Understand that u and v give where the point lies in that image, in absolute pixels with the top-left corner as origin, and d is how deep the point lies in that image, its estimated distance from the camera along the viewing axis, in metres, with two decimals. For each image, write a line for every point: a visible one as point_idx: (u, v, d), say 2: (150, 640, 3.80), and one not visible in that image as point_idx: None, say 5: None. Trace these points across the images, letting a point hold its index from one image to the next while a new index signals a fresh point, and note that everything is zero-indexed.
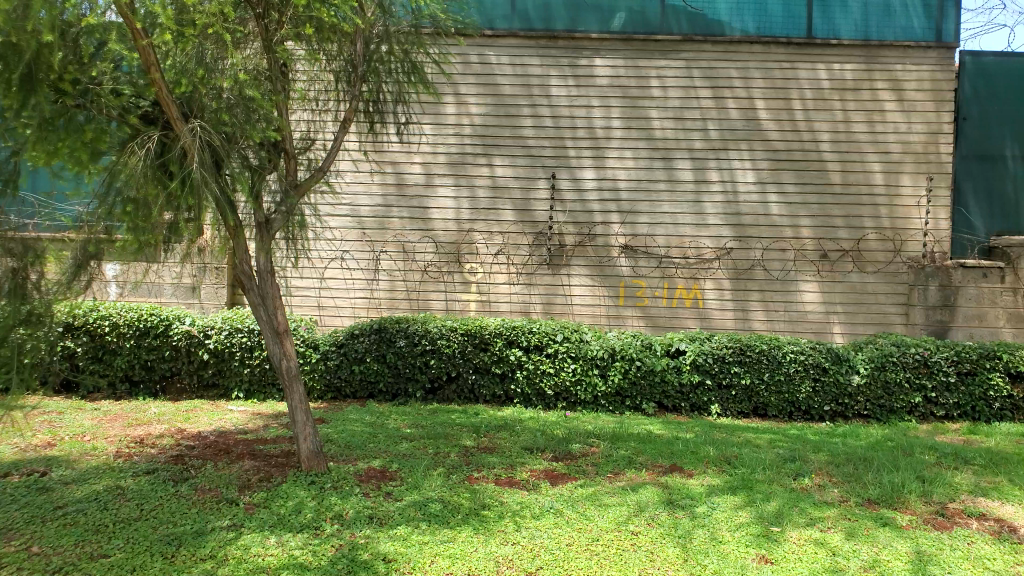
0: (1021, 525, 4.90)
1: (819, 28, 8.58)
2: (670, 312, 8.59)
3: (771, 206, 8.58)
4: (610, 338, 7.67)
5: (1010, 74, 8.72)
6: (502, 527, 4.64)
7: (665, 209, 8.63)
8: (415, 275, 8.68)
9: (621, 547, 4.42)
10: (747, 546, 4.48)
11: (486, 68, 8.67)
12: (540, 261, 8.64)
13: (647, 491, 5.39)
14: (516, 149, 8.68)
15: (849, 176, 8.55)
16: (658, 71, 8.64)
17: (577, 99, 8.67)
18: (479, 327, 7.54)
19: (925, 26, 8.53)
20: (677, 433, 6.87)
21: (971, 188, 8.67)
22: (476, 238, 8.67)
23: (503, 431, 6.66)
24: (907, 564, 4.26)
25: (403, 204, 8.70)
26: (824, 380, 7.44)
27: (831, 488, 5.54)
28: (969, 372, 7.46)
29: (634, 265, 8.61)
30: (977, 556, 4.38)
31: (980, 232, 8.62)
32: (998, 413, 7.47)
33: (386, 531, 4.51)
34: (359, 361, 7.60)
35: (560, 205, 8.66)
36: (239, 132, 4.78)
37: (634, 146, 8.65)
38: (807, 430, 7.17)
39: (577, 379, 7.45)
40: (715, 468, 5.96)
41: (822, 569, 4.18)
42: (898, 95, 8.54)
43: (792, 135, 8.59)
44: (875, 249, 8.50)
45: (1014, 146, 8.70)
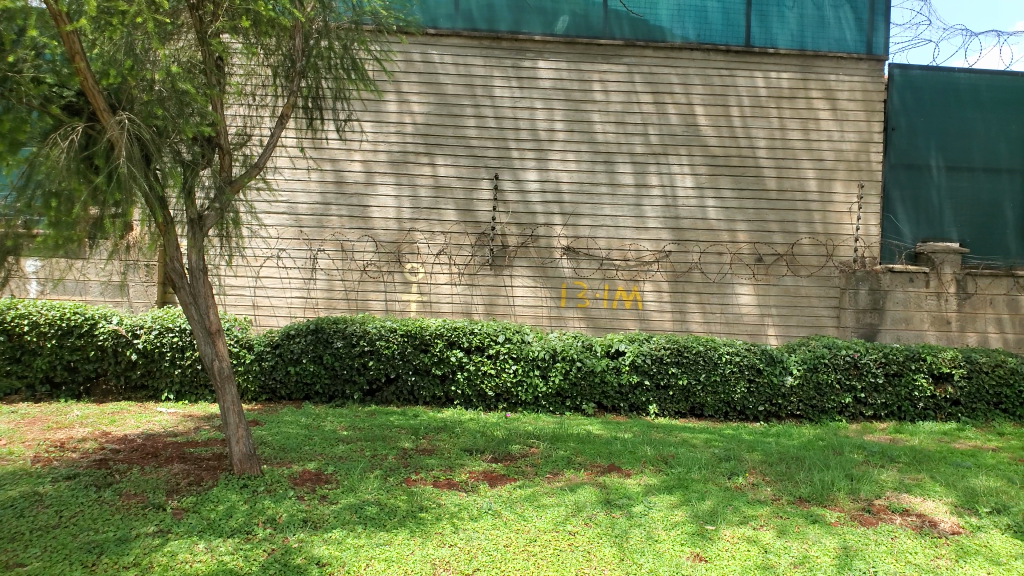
0: (942, 520, 5.09)
1: (756, 37, 8.79)
2: (611, 313, 8.68)
3: (708, 210, 8.75)
4: (550, 339, 7.71)
5: (936, 87, 9.06)
6: (439, 530, 4.61)
7: (607, 212, 8.71)
8: (354, 274, 8.58)
9: (559, 547, 4.44)
10: (682, 545, 4.54)
11: (429, 68, 8.62)
12: (482, 261, 8.63)
13: (585, 490, 5.44)
14: (458, 149, 8.65)
15: (784, 182, 8.77)
16: (600, 75, 8.72)
17: (521, 100, 8.68)
18: (419, 328, 7.48)
19: (856, 39, 8.82)
20: (616, 433, 6.94)
21: (899, 196, 8.97)
22: (418, 237, 8.61)
23: (443, 433, 6.62)
24: (834, 559, 4.38)
25: (343, 202, 8.57)
26: (758, 381, 7.61)
27: (763, 487, 5.67)
28: (896, 373, 7.73)
29: (575, 266, 8.68)
30: (901, 550, 4.54)
31: (908, 238, 8.92)
32: (922, 412, 7.77)
33: (320, 535, 4.44)
34: (295, 362, 7.47)
35: (502, 206, 8.66)
36: (171, 127, 4.63)
37: (577, 149, 8.71)
38: (741, 430, 7.33)
39: (518, 380, 7.45)
40: (652, 468, 6.04)
41: (754, 566, 4.27)
42: (832, 104, 8.79)
43: (730, 141, 8.77)
44: (808, 254, 8.74)
45: (939, 156, 9.03)
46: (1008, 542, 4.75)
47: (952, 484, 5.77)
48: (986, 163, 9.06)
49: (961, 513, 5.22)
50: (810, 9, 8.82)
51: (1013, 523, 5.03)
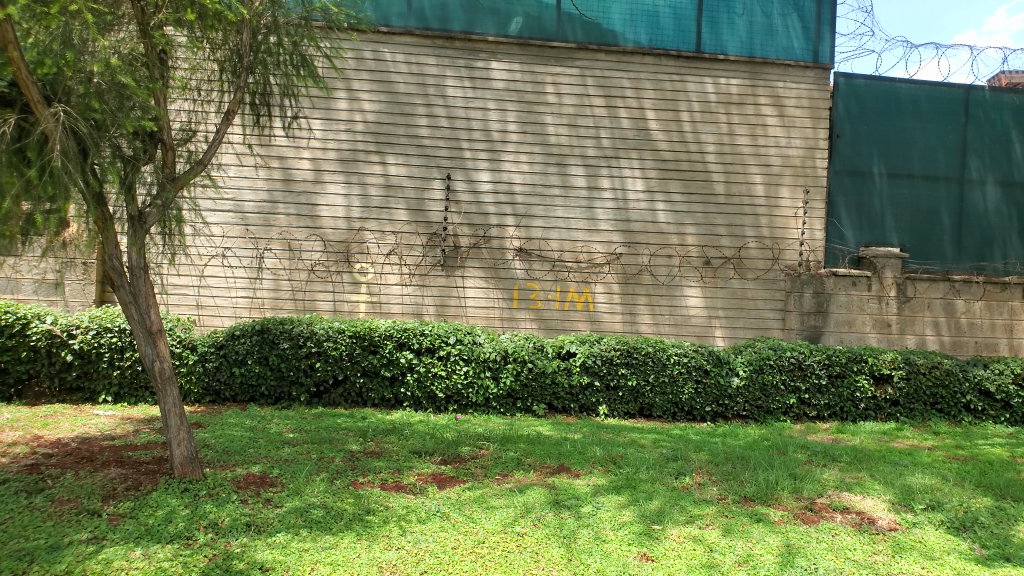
0: (880, 517, 5.24)
1: (707, 43, 8.92)
2: (562, 314, 8.72)
3: (658, 214, 8.85)
4: (502, 340, 7.71)
5: (879, 96, 9.30)
6: (386, 533, 4.56)
7: (559, 214, 8.74)
8: (302, 274, 8.45)
9: (507, 549, 4.43)
10: (629, 545, 4.58)
11: (380, 66, 8.54)
12: (433, 262, 8.59)
13: (534, 491, 5.45)
14: (410, 148, 8.60)
15: (732, 187, 8.93)
16: (553, 78, 8.74)
17: (473, 101, 8.66)
18: (368, 329, 7.40)
19: (803, 47, 9.02)
20: (565, 434, 6.98)
21: (843, 202, 9.18)
22: (368, 237, 8.53)
23: (391, 435, 6.56)
24: (777, 557, 4.46)
25: (291, 200, 8.44)
26: (705, 382, 7.73)
27: (709, 487, 5.75)
28: (839, 375, 7.92)
29: (527, 267, 8.70)
30: (840, 547, 4.65)
31: (851, 243, 9.15)
32: (863, 412, 7.98)
33: (264, 539, 4.35)
34: (240, 363, 7.33)
35: (454, 206, 8.63)
36: (110, 121, 4.51)
37: (530, 150, 8.72)
38: (689, 430, 7.42)
39: (469, 382, 7.43)
40: (600, 468, 6.08)
41: (699, 565, 4.33)
42: (779, 111, 8.99)
43: (680, 146, 8.89)
44: (755, 257, 8.92)
45: (881, 164, 9.28)
46: (941, 538, 4.90)
47: (890, 482, 5.93)
48: (925, 171, 9.35)
49: (898, 510, 5.37)
50: (759, 17, 8.96)
51: (947, 519, 5.19)
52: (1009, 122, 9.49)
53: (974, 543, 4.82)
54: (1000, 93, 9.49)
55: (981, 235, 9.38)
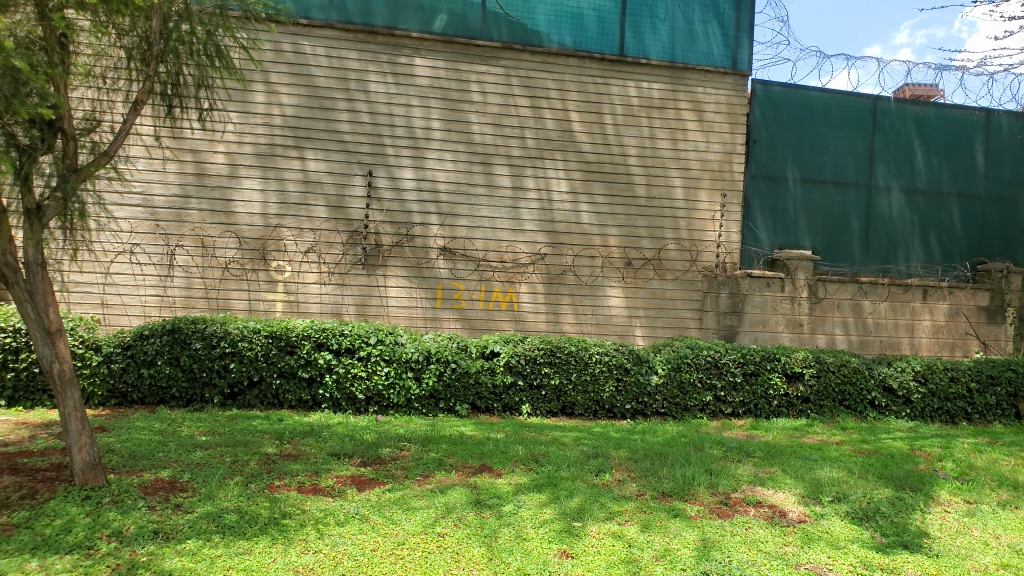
0: (791, 510, 5.43)
1: (630, 46, 9.06)
2: (486, 314, 8.71)
3: (582, 214, 8.95)
4: (424, 340, 7.64)
5: (793, 104, 9.65)
6: (303, 537, 4.45)
7: (483, 213, 8.73)
8: (215, 272, 8.18)
9: (427, 549, 4.39)
10: (550, 542, 4.60)
11: (300, 59, 8.34)
12: (354, 260, 8.45)
13: (456, 491, 5.42)
14: (330, 143, 8.43)
15: (653, 190, 9.12)
16: (477, 76, 8.72)
17: (397, 97, 8.56)
18: (285, 329, 7.21)
19: (722, 54, 9.26)
20: (488, 433, 6.97)
21: (758, 206, 9.50)
22: (285, 234, 8.32)
23: (309, 438, 6.42)
24: (693, 551, 4.56)
25: (204, 195, 8.16)
26: (626, 380, 7.86)
27: (628, 483, 5.85)
28: (753, 373, 8.18)
29: (451, 267, 8.65)
30: (753, 540, 4.79)
31: (765, 245, 9.48)
32: (776, 409, 8.27)
33: (173, 546, 4.18)
34: (149, 364, 7.06)
35: (376, 203, 8.51)
36: (3, 107, 4.19)
37: (454, 149, 8.68)
38: (610, 428, 7.53)
39: (390, 383, 7.34)
40: (522, 467, 6.10)
41: (618, 560, 4.38)
42: (698, 116, 9.21)
43: (603, 148, 9.02)
44: (674, 259, 9.13)
45: (795, 169, 9.63)
46: (847, 528, 5.11)
47: (801, 476, 6.16)
48: (836, 176, 9.75)
49: (808, 503, 5.58)
50: (680, 23, 9.16)
51: (852, 510, 5.42)
52: (913, 132, 9.99)
53: (876, 532, 5.04)
54: (905, 104, 9.98)
55: (886, 239, 9.87)
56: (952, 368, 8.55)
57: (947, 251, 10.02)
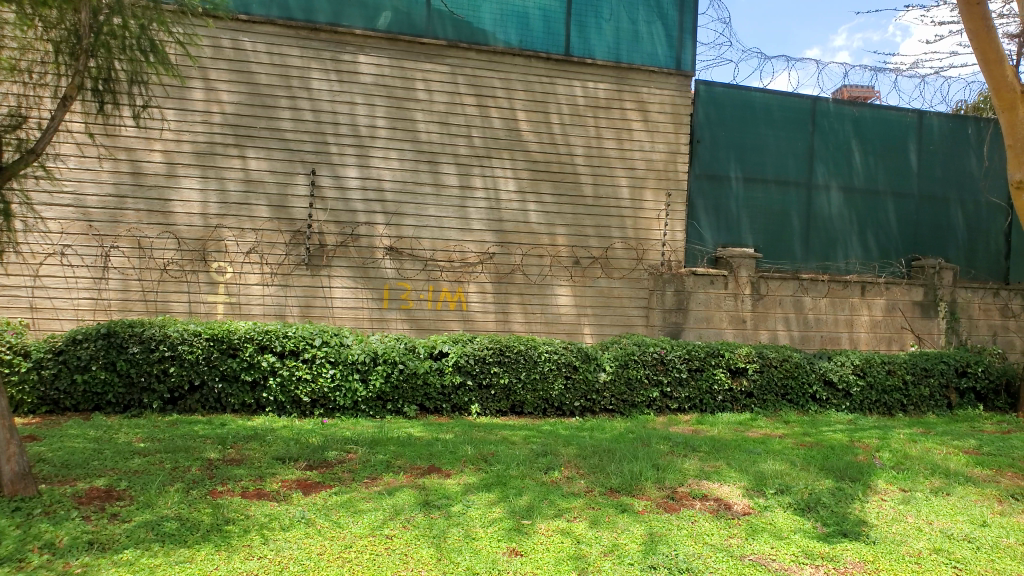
0: (735, 502, 5.55)
1: (575, 46, 9.12)
2: (434, 314, 8.68)
3: (529, 214, 8.98)
4: (371, 341, 7.56)
5: (735, 104, 9.84)
6: (246, 543, 4.36)
7: (430, 212, 8.69)
8: (153, 274, 7.97)
9: (374, 552, 4.34)
10: (499, 541, 4.61)
11: (240, 55, 8.17)
12: (297, 261, 8.32)
13: (404, 493, 5.37)
14: (272, 141, 8.28)
15: (600, 189, 9.20)
16: (423, 74, 8.66)
17: (340, 94, 8.45)
18: (226, 331, 7.06)
19: (666, 54, 9.39)
20: (437, 434, 6.95)
21: (702, 205, 9.66)
22: (226, 235, 8.15)
23: (253, 442, 6.30)
24: (640, 545, 4.61)
25: (140, 194, 7.93)
26: (574, 378, 7.92)
27: (577, 480, 5.89)
28: (698, 368, 8.33)
29: (398, 267, 8.59)
30: (699, 533, 4.88)
31: (709, 243, 9.66)
32: (721, 404, 8.43)
33: (109, 557, 4.06)
34: (83, 370, 6.83)
35: (320, 202, 8.40)
36: None
37: (400, 147, 8.61)
38: (559, 425, 7.57)
39: (336, 385, 7.24)
40: (471, 467, 6.09)
41: (567, 556, 4.41)
42: (643, 116, 9.34)
43: (550, 147, 9.06)
44: (621, 258, 9.23)
45: (737, 168, 9.82)
46: (789, 519, 5.23)
47: (745, 469, 6.29)
48: (777, 176, 9.98)
49: (752, 495, 5.70)
50: (625, 23, 9.25)
51: (794, 501, 5.56)
52: (850, 132, 10.29)
53: (818, 522, 5.18)
54: (842, 105, 10.26)
55: (825, 237, 10.14)
56: (889, 361, 8.85)
57: (884, 248, 10.35)
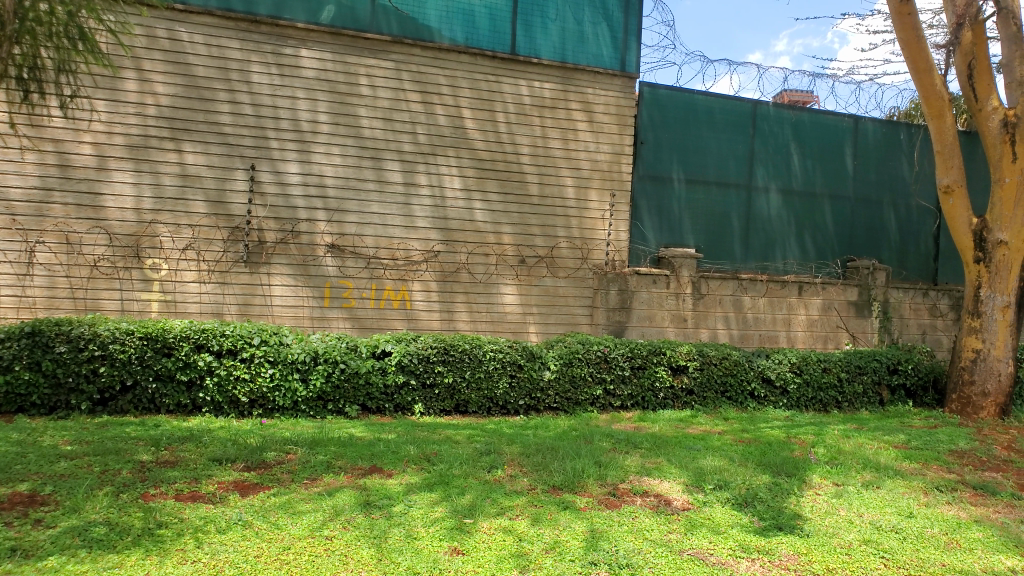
0: (675, 498, 5.64)
1: (521, 45, 9.13)
2: (377, 313, 8.61)
3: (475, 212, 8.97)
4: (312, 340, 7.44)
5: (678, 106, 9.99)
6: (180, 547, 4.25)
7: (374, 209, 8.60)
8: (82, 270, 7.71)
9: (314, 554, 4.29)
10: (441, 540, 4.59)
11: (176, 46, 7.95)
12: (235, 258, 8.15)
13: (344, 494, 5.31)
14: (209, 135, 8.08)
15: (545, 189, 9.25)
16: (367, 70, 8.56)
17: (281, 89, 8.30)
18: (161, 330, 6.88)
19: (611, 55, 9.49)
20: (379, 434, 6.90)
21: (645, 206, 9.79)
22: (160, 231, 7.93)
23: (188, 443, 6.15)
24: (582, 542, 4.65)
25: (69, 188, 7.65)
26: (519, 376, 7.94)
27: (520, 478, 5.91)
28: (640, 366, 8.46)
29: (340, 265, 8.49)
30: (639, 529, 4.94)
31: (652, 244, 9.79)
32: (662, 401, 8.55)
33: (32, 564, 3.91)
34: (5, 371, 6.55)
35: (260, 198, 8.24)
36: None
37: (343, 143, 8.49)
38: (503, 424, 7.59)
39: (275, 385, 7.12)
40: (414, 467, 6.05)
41: (509, 555, 4.42)
42: (589, 116, 9.43)
43: (496, 146, 9.07)
44: (566, 257, 9.31)
45: (680, 170, 9.99)
46: (727, 514, 5.34)
47: (685, 466, 6.41)
48: (718, 177, 10.18)
49: (691, 491, 5.80)
50: (571, 23, 9.31)
51: (732, 496, 5.68)
52: (789, 136, 10.55)
53: (754, 517, 5.30)
54: (781, 109, 10.52)
55: (764, 238, 10.38)
56: (824, 359, 9.11)
57: (820, 250, 10.65)
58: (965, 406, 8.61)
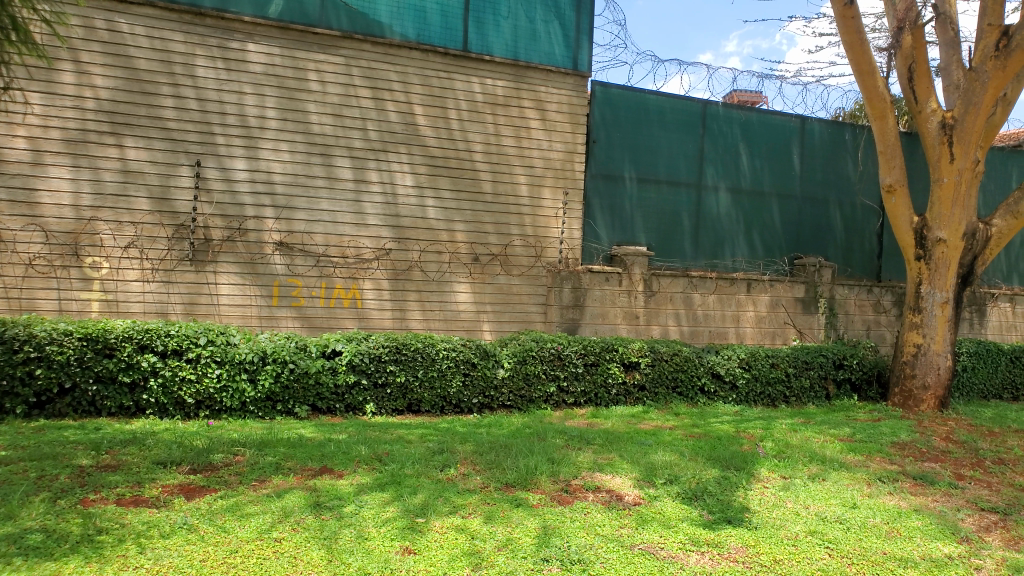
0: (627, 493, 5.70)
1: (473, 42, 9.10)
2: (327, 312, 8.51)
3: (427, 209, 8.93)
4: (260, 339, 7.31)
5: (629, 105, 10.08)
6: (121, 553, 4.14)
7: (323, 206, 8.48)
8: (17, 269, 7.44)
9: (261, 556, 4.22)
10: (392, 540, 4.56)
11: (115, 38, 7.73)
12: (180, 257, 7.98)
13: (293, 495, 5.23)
14: (152, 130, 7.88)
15: (498, 187, 9.25)
16: (316, 65, 8.43)
17: (227, 83, 8.13)
18: (101, 331, 6.69)
19: (563, 54, 9.54)
20: (330, 434, 6.82)
21: (597, 204, 9.86)
22: (100, 228, 7.71)
23: (131, 447, 6.00)
24: (534, 539, 4.67)
25: (2, 183, 7.38)
26: (472, 374, 7.93)
27: (473, 477, 5.90)
28: (593, 363, 8.52)
29: (289, 263, 8.37)
30: (591, 524, 4.98)
31: (604, 241, 9.87)
32: (615, 397, 8.63)
33: None
34: None
35: (206, 195, 8.07)
36: None
37: (291, 139, 8.36)
38: (456, 422, 7.57)
39: (222, 386, 6.98)
40: (365, 467, 5.99)
41: (461, 553, 4.41)
42: (541, 115, 9.46)
43: (448, 143, 9.03)
44: (519, 255, 9.33)
45: (631, 169, 10.08)
46: (677, 508, 5.42)
47: (636, 461, 6.48)
48: (669, 176, 10.30)
49: (642, 486, 5.87)
50: (523, 21, 9.31)
51: (682, 490, 5.76)
52: (738, 136, 10.74)
53: (704, 510, 5.38)
54: (730, 109, 10.69)
55: (713, 236, 10.54)
56: (772, 355, 9.29)
57: (768, 247, 10.86)
58: (907, 399, 8.87)
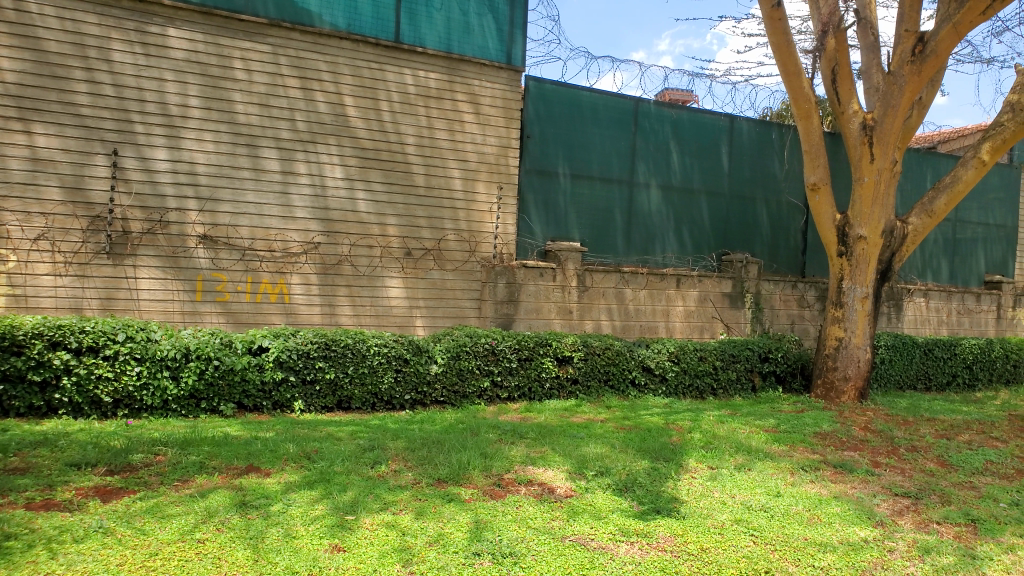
0: (558, 486, 5.74)
1: (405, 33, 9.00)
2: (254, 308, 8.31)
3: (358, 202, 8.80)
4: (182, 336, 7.07)
5: (563, 101, 10.12)
6: (30, 559, 3.95)
7: (249, 198, 8.27)
8: None
9: (183, 558, 4.09)
10: (321, 538, 4.47)
11: (23, 18, 7.33)
12: (97, 250, 7.66)
13: (218, 495, 5.08)
14: (64, 116, 7.51)
15: (431, 180, 9.19)
16: (242, 53, 8.21)
17: (146, 70, 7.84)
18: (9, 327, 6.35)
19: (497, 47, 9.53)
20: (255, 433, 6.64)
21: (532, 200, 9.88)
22: (7, 219, 7.33)
23: (41, 448, 5.72)
24: (466, 533, 4.66)
25: None
26: (404, 370, 7.85)
27: (404, 473, 5.84)
28: (527, 358, 8.55)
29: (214, 256, 8.13)
30: (522, 517, 4.99)
31: (538, 237, 9.90)
32: (548, 391, 8.68)
33: None
34: None
35: (124, 185, 7.77)
36: None
37: (215, 128, 8.12)
38: (387, 420, 7.48)
39: (142, 383, 6.75)
40: (293, 466, 5.86)
41: (391, 549, 4.36)
42: (475, 109, 9.44)
43: (379, 135, 8.91)
44: (453, 250, 9.30)
45: (565, 165, 10.13)
46: (608, 499, 5.48)
47: (569, 454, 6.53)
48: (602, 173, 10.40)
49: (574, 478, 5.92)
50: (455, 14, 9.26)
51: (613, 482, 5.83)
52: (669, 133, 10.92)
53: (634, 501, 5.46)
54: (662, 107, 10.86)
55: (644, 232, 10.71)
56: (700, 348, 9.50)
57: (697, 243, 11.10)
58: (828, 390, 9.20)
